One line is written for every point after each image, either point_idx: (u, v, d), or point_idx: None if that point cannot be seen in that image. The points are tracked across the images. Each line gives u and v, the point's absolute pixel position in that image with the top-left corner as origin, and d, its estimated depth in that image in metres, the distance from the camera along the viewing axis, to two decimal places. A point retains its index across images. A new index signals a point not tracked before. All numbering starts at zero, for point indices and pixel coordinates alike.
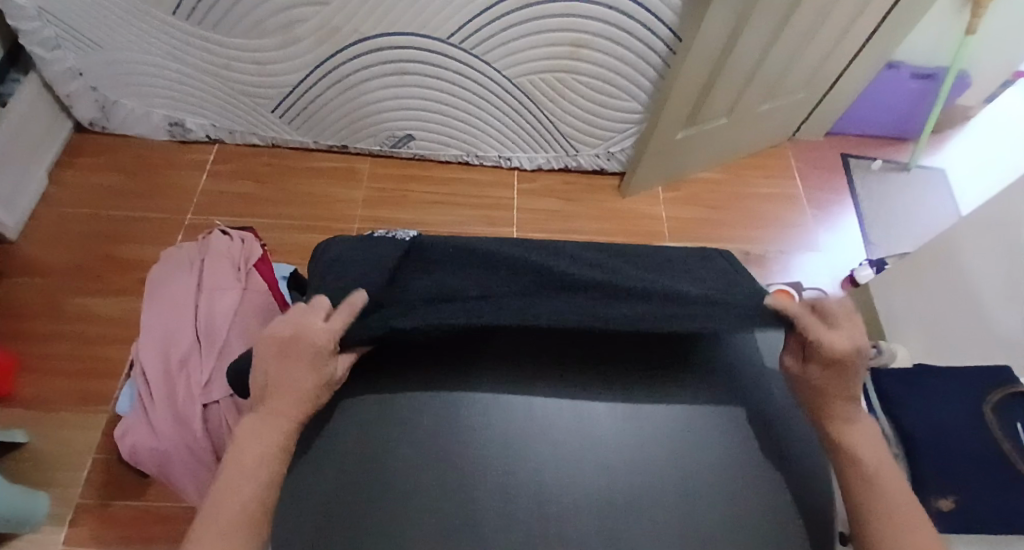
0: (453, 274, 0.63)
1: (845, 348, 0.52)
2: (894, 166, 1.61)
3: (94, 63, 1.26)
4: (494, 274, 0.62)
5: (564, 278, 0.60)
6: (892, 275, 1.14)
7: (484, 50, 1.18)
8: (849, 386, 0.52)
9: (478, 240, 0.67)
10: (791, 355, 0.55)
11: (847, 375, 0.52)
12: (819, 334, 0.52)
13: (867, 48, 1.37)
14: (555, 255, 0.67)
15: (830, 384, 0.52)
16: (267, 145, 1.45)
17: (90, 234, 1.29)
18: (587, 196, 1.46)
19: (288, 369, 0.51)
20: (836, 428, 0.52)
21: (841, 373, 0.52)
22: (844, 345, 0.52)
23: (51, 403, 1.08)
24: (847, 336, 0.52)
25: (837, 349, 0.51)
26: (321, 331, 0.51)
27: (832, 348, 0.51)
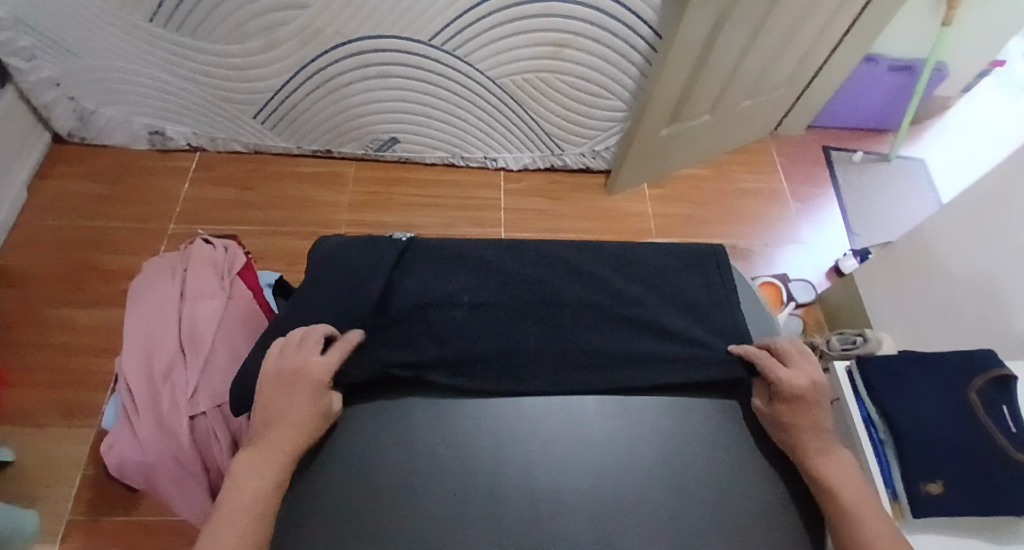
0: (444, 316, 0.67)
1: (803, 382, 0.57)
2: (874, 158, 1.63)
3: (71, 72, 1.24)
4: (485, 315, 0.68)
5: (544, 323, 0.68)
6: (875, 265, 1.15)
7: (467, 51, 1.18)
8: (813, 418, 0.56)
9: (469, 274, 0.72)
10: (760, 397, 0.61)
11: (813, 408, 0.56)
12: (776, 374, 0.58)
13: (846, 42, 1.39)
14: (541, 286, 0.72)
15: (796, 417, 0.56)
16: (251, 152, 1.44)
17: (71, 246, 1.27)
18: (574, 194, 1.46)
19: (281, 398, 0.55)
20: (796, 441, 0.55)
21: (804, 406, 0.56)
22: (800, 382, 0.57)
23: (35, 417, 1.05)
24: (805, 374, 0.58)
25: (795, 383, 0.57)
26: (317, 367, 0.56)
27: (787, 382, 0.57)
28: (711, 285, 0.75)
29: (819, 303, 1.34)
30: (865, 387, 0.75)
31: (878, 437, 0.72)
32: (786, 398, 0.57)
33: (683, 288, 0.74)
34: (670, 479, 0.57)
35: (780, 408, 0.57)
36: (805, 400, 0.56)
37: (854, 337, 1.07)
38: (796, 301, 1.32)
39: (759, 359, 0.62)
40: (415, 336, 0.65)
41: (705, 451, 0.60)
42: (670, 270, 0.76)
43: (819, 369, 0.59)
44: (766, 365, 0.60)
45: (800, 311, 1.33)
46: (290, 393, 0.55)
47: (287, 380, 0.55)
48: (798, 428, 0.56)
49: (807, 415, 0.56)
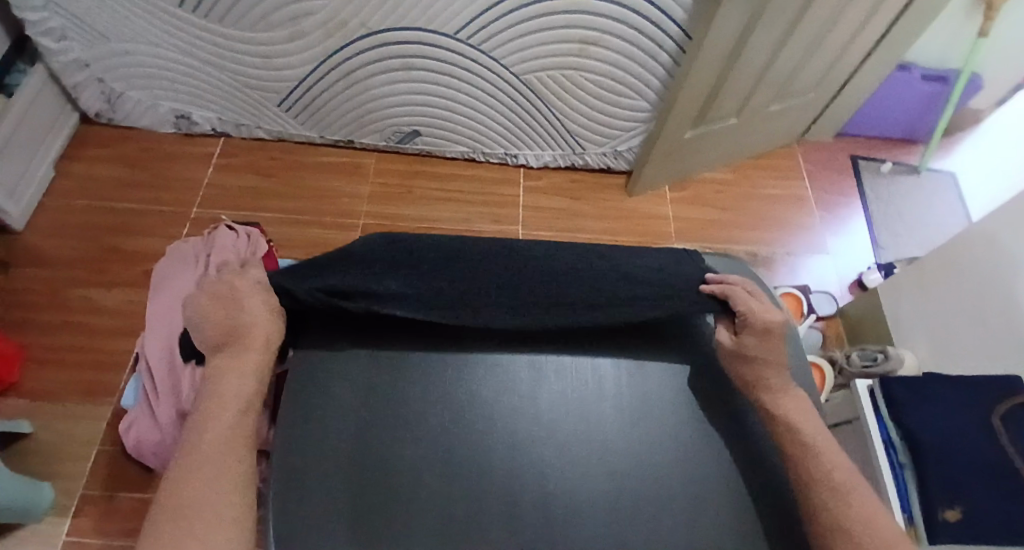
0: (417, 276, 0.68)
1: (771, 317, 0.64)
2: (903, 169, 1.60)
3: (100, 54, 1.26)
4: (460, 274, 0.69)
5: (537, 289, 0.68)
6: (899, 281, 1.13)
7: (492, 46, 1.17)
8: (777, 353, 0.63)
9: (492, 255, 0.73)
10: (725, 331, 0.66)
11: (776, 341, 0.63)
12: (749, 306, 0.64)
13: (879, 49, 1.36)
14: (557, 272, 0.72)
15: (765, 349, 0.62)
16: (273, 139, 1.45)
17: (96, 226, 1.29)
18: (593, 194, 1.45)
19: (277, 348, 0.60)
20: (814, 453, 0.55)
21: (770, 340, 0.63)
22: (770, 316, 0.64)
23: (56, 394, 1.08)
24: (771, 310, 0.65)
25: (766, 317, 0.64)
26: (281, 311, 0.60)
27: (760, 316, 0.63)
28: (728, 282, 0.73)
29: (840, 316, 1.32)
30: (886, 406, 0.73)
31: (897, 460, 0.71)
32: (755, 330, 0.63)
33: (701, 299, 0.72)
34: (682, 488, 0.58)
35: (750, 340, 0.63)
36: (772, 332, 0.63)
37: (876, 353, 1.06)
38: (817, 313, 1.30)
39: (729, 293, 0.67)
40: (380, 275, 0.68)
41: (718, 465, 0.60)
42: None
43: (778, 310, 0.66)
44: (737, 297, 0.66)
45: (820, 323, 1.31)
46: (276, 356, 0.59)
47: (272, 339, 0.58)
48: (761, 360, 0.62)
49: (774, 347, 0.62)
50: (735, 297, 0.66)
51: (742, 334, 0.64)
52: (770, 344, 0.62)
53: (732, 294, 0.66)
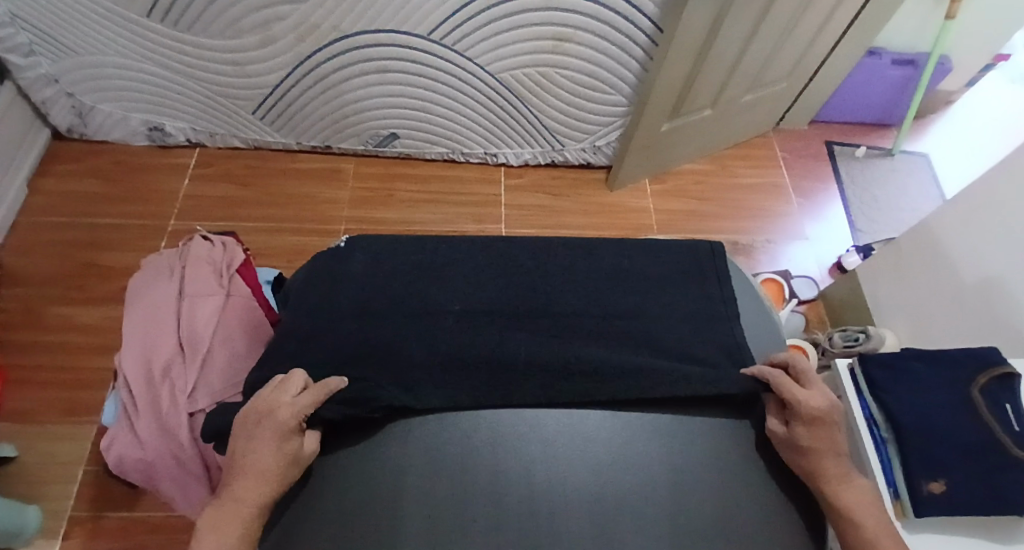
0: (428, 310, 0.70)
1: (820, 403, 0.56)
2: (877, 153, 1.62)
3: (70, 68, 1.24)
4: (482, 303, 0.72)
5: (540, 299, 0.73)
6: (877, 263, 1.14)
7: (466, 45, 1.17)
8: (836, 443, 0.55)
9: (483, 262, 0.78)
10: (776, 421, 0.59)
11: (831, 431, 0.55)
12: (795, 394, 0.57)
13: (848, 36, 1.38)
14: (543, 277, 0.77)
15: (814, 440, 0.54)
16: (249, 147, 1.43)
17: (72, 242, 1.27)
18: (574, 190, 1.46)
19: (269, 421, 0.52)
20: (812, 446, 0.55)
21: (822, 429, 0.55)
22: (819, 402, 0.56)
23: (38, 414, 1.06)
24: (821, 395, 0.57)
25: (812, 404, 0.55)
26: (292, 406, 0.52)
27: (805, 402, 0.56)
28: (702, 278, 0.79)
29: (821, 300, 1.33)
30: (867, 385, 0.74)
31: (880, 436, 0.71)
32: (804, 420, 0.55)
33: (679, 296, 0.76)
34: (674, 474, 0.58)
35: (799, 431, 0.55)
36: (823, 420, 0.55)
37: (857, 334, 1.09)
38: (798, 298, 1.32)
39: (774, 379, 0.60)
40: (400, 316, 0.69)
41: (705, 447, 0.61)
42: (663, 279, 0.78)
43: (831, 394, 0.57)
44: (777, 380, 0.59)
45: (801, 307, 1.33)
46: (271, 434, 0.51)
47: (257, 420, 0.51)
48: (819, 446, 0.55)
49: (827, 438, 0.54)
50: (778, 381, 0.59)
51: (791, 425, 0.56)
52: (819, 434, 0.54)
53: (775, 380, 0.59)
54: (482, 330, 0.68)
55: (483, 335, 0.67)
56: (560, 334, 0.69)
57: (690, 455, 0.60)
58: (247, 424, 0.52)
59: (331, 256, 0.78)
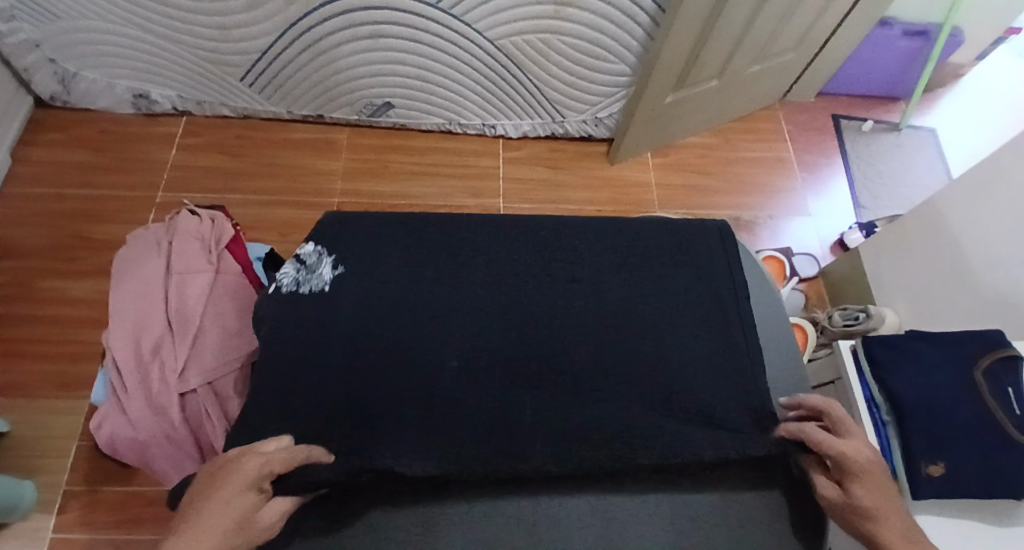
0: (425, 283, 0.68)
1: (865, 456, 0.51)
2: (884, 127, 1.59)
3: (51, 33, 1.18)
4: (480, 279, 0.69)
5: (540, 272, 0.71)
6: (880, 241, 1.13)
7: (464, 10, 1.12)
8: (894, 501, 0.49)
9: (480, 233, 0.75)
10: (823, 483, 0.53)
11: (886, 487, 0.49)
12: (837, 448, 0.51)
13: (860, 6, 1.33)
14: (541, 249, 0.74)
15: (872, 496, 0.49)
16: (239, 116, 1.39)
17: (59, 214, 1.23)
18: (574, 163, 1.42)
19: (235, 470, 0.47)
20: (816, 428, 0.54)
21: (877, 485, 0.49)
22: (865, 455, 0.50)
23: (30, 388, 1.04)
24: (864, 447, 0.52)
25: (860, 459, 0.50)
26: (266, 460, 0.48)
27: (852, 457, 0.50)
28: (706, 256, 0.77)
29: (822, 277, 1.32)
30: (869, 365, 0.73)
31: (880, 417, 0.71)
32: (856, 477, 0.50)
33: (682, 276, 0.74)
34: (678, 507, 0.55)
35: (854, 491, 0.49)
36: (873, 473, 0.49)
37: (857, 313, 1.08)
38: (799, 275, 1.30)
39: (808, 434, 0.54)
40: (396, 290, 0.67)
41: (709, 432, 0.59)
42: (666, 257, 0.74)
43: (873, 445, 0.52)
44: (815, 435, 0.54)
45: (802, 285, 1.31)
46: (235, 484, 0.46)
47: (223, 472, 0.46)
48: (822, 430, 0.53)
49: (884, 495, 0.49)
50: (814, 436, 0.53)
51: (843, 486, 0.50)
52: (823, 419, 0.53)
53: (810, 434, 0.54)
54: (480, 311, 0.66)
55: (481, 316, 0.65)
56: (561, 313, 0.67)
57: (694, 440, 0.57)
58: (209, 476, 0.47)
59: (322, 234, 0.73)
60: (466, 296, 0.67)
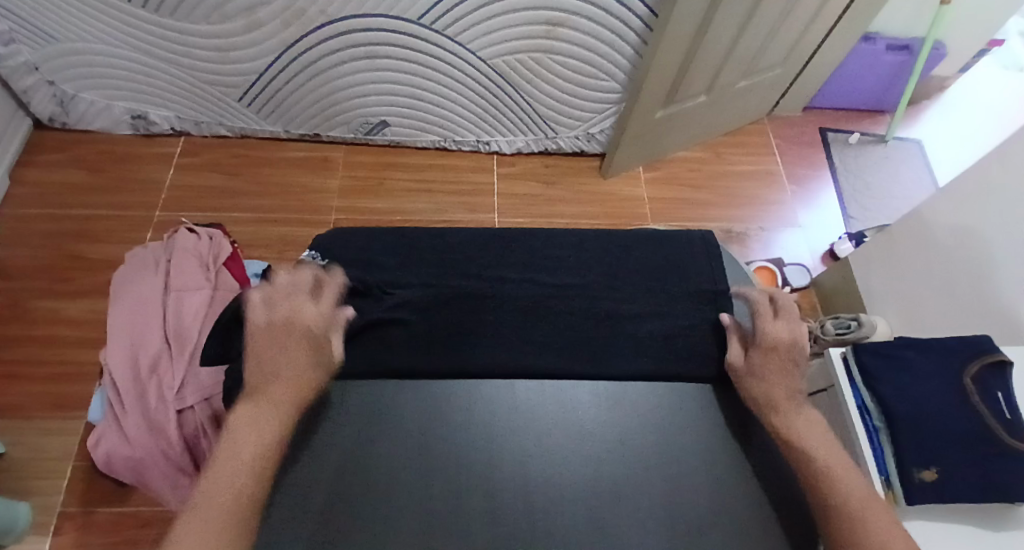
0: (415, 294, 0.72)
1: (783, 336, 0.62)
2: (871, 139, 1.62)
3: (51, 56, 1.20)
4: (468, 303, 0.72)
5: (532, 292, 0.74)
6: (869, 251, 1.14)
7: (456, 30, 1.15)
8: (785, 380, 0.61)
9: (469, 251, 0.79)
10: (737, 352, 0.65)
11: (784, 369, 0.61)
12: (764, 325, 0.63)
13: (843, 22, 1.36)
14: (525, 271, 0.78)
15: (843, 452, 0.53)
16: (236, 136, 1.41)
17: (56, 234, 1.24)
18: (567, 178, 1.44)
19: (281, 351, 0.57)
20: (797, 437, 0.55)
21: (774, 365, 0.61)
22: (783, 335, 0.62)
23: (25, 409, 1.04)
24: (786, 327, 0.62)
25: (776, 335, 0.62)
26: (310, 316, 0.60)
27: (773, 334, 0.62)
28: (696, 265, 0.79)
29: (814, 287, 1.34)
30: (859, 372, 0.74)
31: (872, 425, 0.72)
32: (762, 349, 0.62)
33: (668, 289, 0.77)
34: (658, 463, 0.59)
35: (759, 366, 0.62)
36: (778, 351, 0.62)
37: (849, 321, 1.08)
38: (791, 286, 1.32)
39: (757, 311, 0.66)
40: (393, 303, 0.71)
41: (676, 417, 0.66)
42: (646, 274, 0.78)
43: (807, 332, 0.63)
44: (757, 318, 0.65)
45: (794, 295, 1.33)
46: (285, 346, 0.57)
47: (277, 333, 0.57)
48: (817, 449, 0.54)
49: (777, 370, 0.61)
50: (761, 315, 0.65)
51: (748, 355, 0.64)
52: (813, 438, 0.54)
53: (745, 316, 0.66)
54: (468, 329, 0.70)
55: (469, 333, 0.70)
56: (550, 325, 0.71)
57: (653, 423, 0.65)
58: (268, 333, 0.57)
59: (323, 245, 0.79)
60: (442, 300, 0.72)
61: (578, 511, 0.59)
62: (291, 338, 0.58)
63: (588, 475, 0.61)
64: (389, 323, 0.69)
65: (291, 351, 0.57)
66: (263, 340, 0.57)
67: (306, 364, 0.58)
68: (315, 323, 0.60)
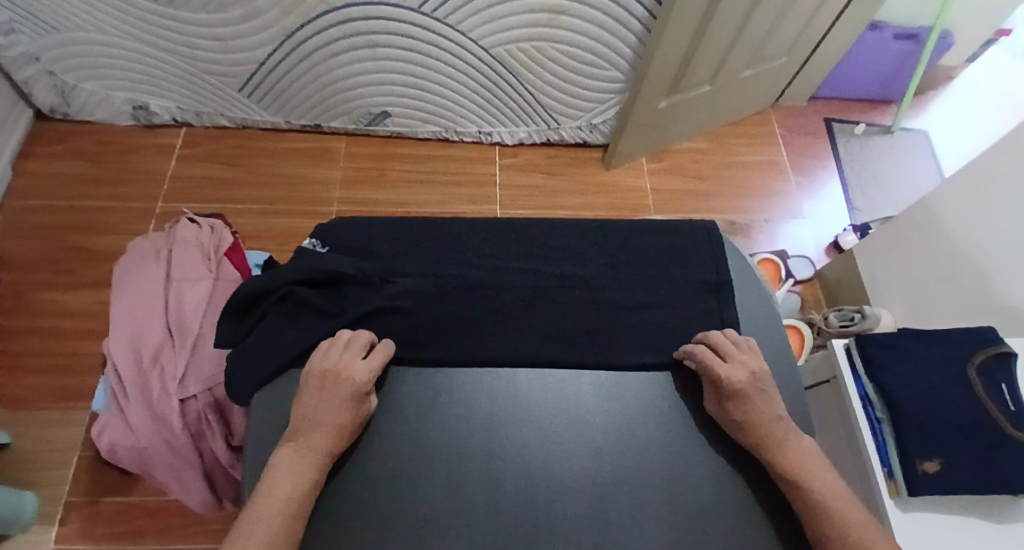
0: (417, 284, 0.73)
1: (741, 378, 0.60)
2: (877, 130, 1.60)
3: (51, 47, 1.20)
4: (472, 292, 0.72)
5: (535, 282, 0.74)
6: (875, 242, 1.13)
7: (458, 19, 1.14)
8: (766, 417, 0.59)
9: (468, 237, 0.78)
10: (710, 403, 0.63)
11: (759, 405, 0.59)
12: (718, 371, 0.61)
13: (849, 11, 1.35)
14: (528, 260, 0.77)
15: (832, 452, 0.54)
16: (237, 126, 1.40)
17: (59, 226, 1.24)
18: (570, 169, 1.43)
19: (328, 402, 0.57)
20: None
21: (750, 403, 0.59)
22: (741, 377, 0.60)
23: (29, 400, 1.05)
24: (740, 369, 0.61)
25: (736, 380, 0.60)
26: (360, 370, 0.59)
27: (730, 379, 0.60)
28: (699, 256, 0.79)
29: (817, 279, 1.33)
30: (863, 364, 0.74)
31: (875, 416, 0.71)
32: (731, 398, 0.60)
33: (669, 280, 0.77)
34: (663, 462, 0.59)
35: (735, 412, 0.59)
36: (747, 393, 0.60)
37: (853, 313, 1.08)
38: (795, 277, 1.31)
39: (700, 359, 0.64)
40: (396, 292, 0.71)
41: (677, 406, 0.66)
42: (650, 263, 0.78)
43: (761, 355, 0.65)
44: (706, 364, 0.63)
45: (798, 287, 1.32)
46: (331, 397, 0.57)
47: (326, 383, 0.58)
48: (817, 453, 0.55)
49: (755, 410, 0.59)
50: (706, 363, 0.63)
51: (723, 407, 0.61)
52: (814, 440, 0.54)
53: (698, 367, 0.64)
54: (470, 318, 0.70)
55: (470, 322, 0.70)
56: (552, 316, 0.72)
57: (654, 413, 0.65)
58: (318, 382, 0.58)
59: (323, 236, 0.79)
60: (440, 293, 0.72)
61: (580, 504, 0.58)
62: (336, 389, 0.58)
63: (589, 467, 0.61)
64: (388, 312, 0.69)
65: (334, 400, 0.57)
66: (313, 390, 0.58)
67: (348, 411, 0.57)
68: (365, 376, 0.59)
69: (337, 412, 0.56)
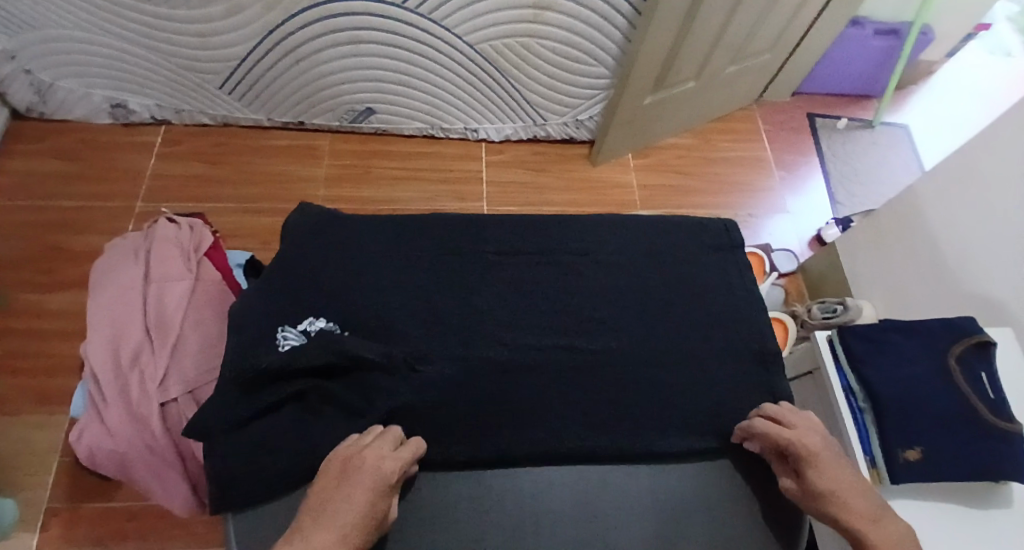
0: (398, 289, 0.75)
1: (813, 442, 0.57)
2: (858, 125, 1.62)
3: (26, 44, 1.17)
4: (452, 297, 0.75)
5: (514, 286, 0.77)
6: (856, 236, 1.15)
7: (442, 15, 1.13)
8: (849, 483, 0.54)
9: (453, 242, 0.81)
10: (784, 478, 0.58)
11: (839, 470, 0.55)
12: (785, 435, 0.58)
13: (831, 7, 1.36)
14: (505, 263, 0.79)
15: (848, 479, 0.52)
16: (219, 124, 1.38)
17: (36, 227, 1.21)
18: (557, 166, 1.43)
19: (347, 494, 0.50)
20: None
21: (828, 467, 0.55)
22: (810, 439, 0.57)
23: (6, 404, 1.02)
24: (809, 432, 0.58)
25: (807, 442, 0.57)
26: (388, 462, 0.54)
27: (800, 441, 0.57)
28: (675, 256, 0.81)
29: (800, 272, 1.35)
30: (844, 354, 0.74)
31: (857, 405, 0.72)
32: (807, 464, 0.56)
33: (648, 278, 0.78)
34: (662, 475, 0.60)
35: (813, 478, 0.55)
36: (822, 456, 0.56)
37: (835, 305, 1.09)
38: (778, 271, 1.32)
39: (762, 429, 0.61)
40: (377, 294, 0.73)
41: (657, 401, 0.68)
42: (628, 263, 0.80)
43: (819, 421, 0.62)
44: (769, 432, 0.59)
45: (782, 281, 1.34)
46: (348, 491, 0.51)
47: (347, 473, 0.52)
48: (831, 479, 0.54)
49: (837, 476, 0.54)
50: (771, 430, 0.59)
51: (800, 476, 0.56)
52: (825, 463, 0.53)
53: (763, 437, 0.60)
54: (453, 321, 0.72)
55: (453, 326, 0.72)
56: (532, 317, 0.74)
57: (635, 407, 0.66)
58: (337, 475, 0.53)
59: (301, 235, 0.78)
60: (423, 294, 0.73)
61: (566, 494, 0.62)
62: (359, 481, 0.52)
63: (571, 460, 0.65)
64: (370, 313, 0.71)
65: (356, 494, 0.51)
66: (332, 484, 0.52)
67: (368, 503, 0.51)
68: (393, 466, 0.54)
69: (356, 506, 0.50)
